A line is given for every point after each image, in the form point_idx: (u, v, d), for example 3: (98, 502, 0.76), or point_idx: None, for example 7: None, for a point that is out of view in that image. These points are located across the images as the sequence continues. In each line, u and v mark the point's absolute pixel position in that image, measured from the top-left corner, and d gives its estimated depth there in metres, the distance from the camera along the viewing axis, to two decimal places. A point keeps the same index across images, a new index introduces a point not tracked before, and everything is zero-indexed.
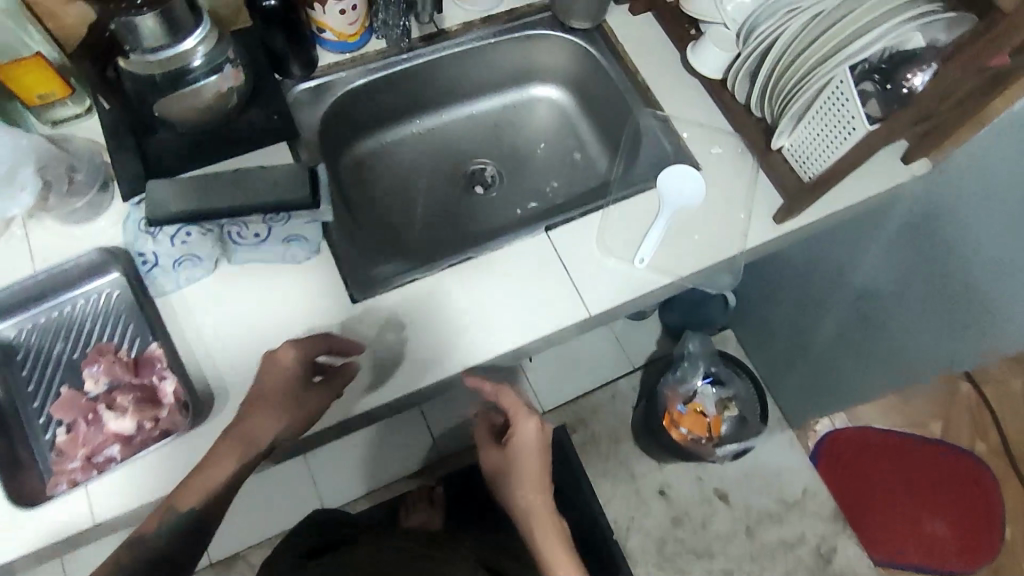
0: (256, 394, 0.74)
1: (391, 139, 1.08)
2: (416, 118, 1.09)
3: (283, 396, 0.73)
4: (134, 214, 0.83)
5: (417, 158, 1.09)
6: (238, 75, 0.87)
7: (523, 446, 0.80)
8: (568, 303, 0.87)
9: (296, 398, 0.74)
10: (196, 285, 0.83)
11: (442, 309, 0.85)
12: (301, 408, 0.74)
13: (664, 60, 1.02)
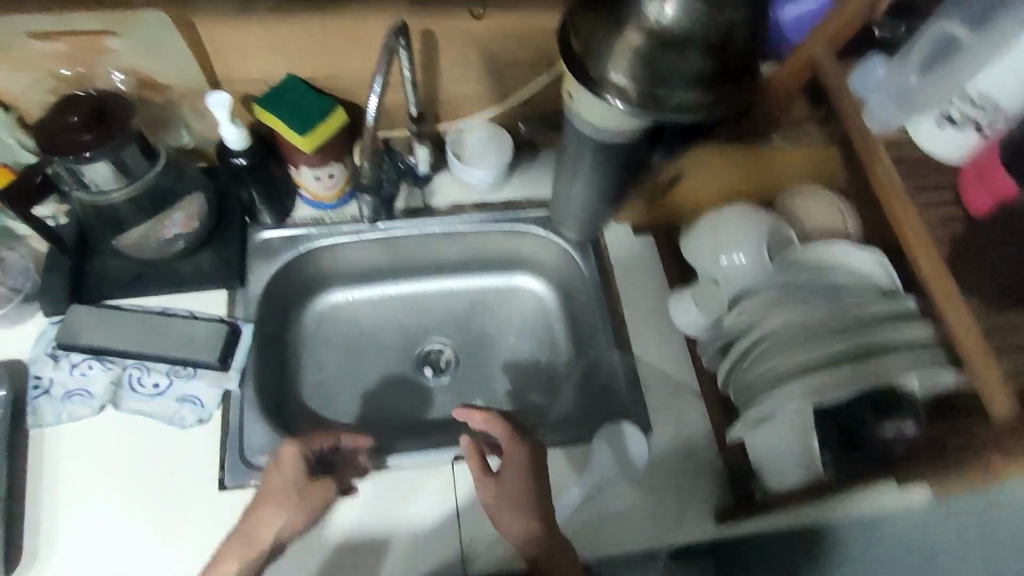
0: (276, 481, 0.73)
1: (354, 297, 1.03)
2: (386, 282, 1.04)
3: (296, 490, 0.72)
4: (47, 335, 0.82)
5: (376, 323, 1.03)
6: (188, 225, 0.86)
7: (520, 469, 0.74)
8: (448, 552, 0.75)
9: (298, 491, 0.73)
10: (74, 424, 0.79)
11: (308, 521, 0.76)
12: (307, 500, 0.72)
13: (650, 293, 0.95)
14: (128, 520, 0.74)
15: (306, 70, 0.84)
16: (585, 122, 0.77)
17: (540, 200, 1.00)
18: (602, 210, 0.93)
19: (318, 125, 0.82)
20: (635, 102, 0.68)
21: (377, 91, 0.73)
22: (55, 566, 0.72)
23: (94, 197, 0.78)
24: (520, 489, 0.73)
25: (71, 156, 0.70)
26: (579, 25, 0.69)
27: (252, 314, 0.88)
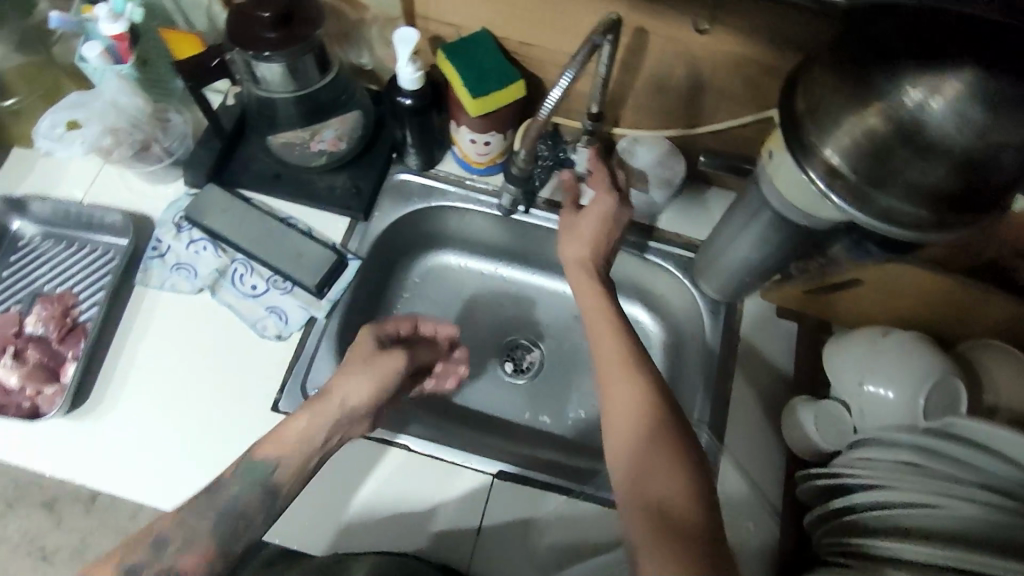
0: (353, 355, 0.68)
1: (464, 263, 0.99)
2: (501, 262, 0.99)
3: (366, 359, 0.67)
4: (178, 204, 0.85)
5: (476, 296, 0.98)
6: (336, 146, 0.85)
7: (590, 211, 0.78)
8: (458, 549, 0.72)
9: (379, 361, 0.67)
10: (172, 295, 0.82)
11: (343, 467, 0.75)
12: (379, 368, 0.66)
13: (767, 385, 0.84)
14: (183, 404, 0.76)
15: (503, 31, 0.78)
16: (776, 190, 0.66)
17: (688, 240, 0.91)
18: (754, 280, 0.82)
19: (493, 91, 0.77)
20: (845, 197, 0.56)
21: (563, 86, 0.66)
22: (110, 418, 0.76)
23: (276, 88, 0.77)
24: (581, 221, 0.78)
25: (254, 52, 0.70)
26: (811, 80, 0.57)
27: (363, 252, 0.86)
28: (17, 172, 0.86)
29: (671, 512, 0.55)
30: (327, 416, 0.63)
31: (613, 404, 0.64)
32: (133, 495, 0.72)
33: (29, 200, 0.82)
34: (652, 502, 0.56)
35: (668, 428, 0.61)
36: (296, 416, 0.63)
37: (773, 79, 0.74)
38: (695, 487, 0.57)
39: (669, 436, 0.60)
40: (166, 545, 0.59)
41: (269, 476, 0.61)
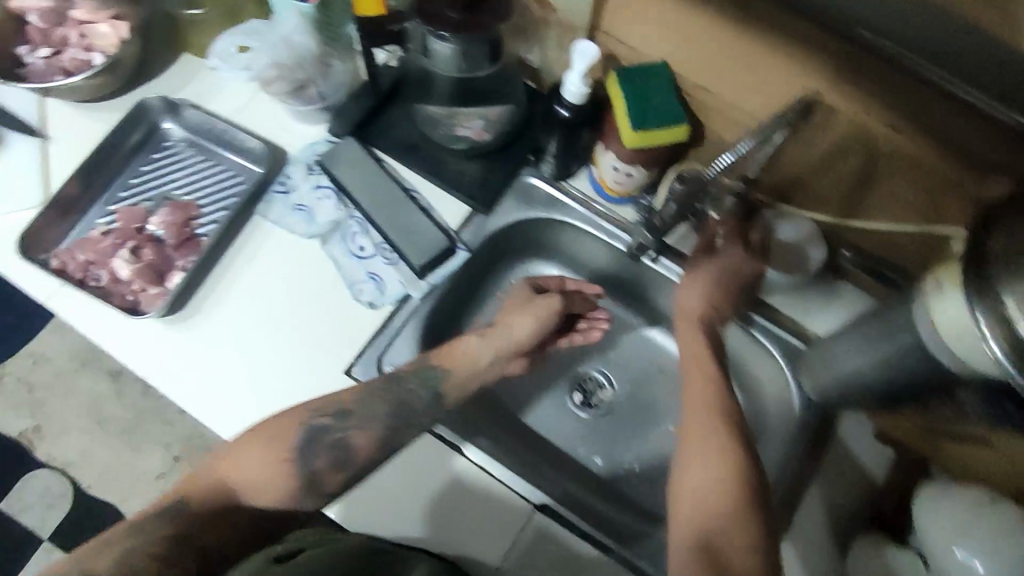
0: (518, 300, 0.80)
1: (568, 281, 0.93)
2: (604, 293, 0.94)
3: (526, 303, 0.78)
4: (316, 147, 0.86)
5: None
6: (480, 136, 0.84)
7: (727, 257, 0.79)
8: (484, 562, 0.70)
9: (537, 305, 0.78)
10: (285, 233, 0.83)
11: (409, 461, 0.74)
12: (538, 307, 0.77)
13: (843, 511, 0.76)
14: (265, 341, 0.78)
15: (683, 68, 0.75)
16: (929, 324, 0.60)
17: (803, 331, 0.84)
18: (865, 403, 0.75)
19: (655, 127, 0.74)
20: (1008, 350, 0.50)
21: None
22: (198, 333, 0.78)
23: (442, 65, 0.73)
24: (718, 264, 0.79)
25: (432, 27, 0.70)
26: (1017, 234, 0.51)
27: (472, 245, 0.85)
28: (182, 74, 0.89)
29: (728, 566, 0.57)
30: (488, 347, 0.73)
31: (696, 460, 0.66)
32: (197, 412, 0.75)
33: (184, 106, 0.86)
34: (703, 543, 0.59)
35: (734, 484, 0.63)
36: (471, 337, 0.73)
37: (958, 201, 0.67)
38: (756, 535, 0.60)
39: (724, 495, 0.62)
40: (349, 417, 0.66)
41: (437, 383, 0.69)
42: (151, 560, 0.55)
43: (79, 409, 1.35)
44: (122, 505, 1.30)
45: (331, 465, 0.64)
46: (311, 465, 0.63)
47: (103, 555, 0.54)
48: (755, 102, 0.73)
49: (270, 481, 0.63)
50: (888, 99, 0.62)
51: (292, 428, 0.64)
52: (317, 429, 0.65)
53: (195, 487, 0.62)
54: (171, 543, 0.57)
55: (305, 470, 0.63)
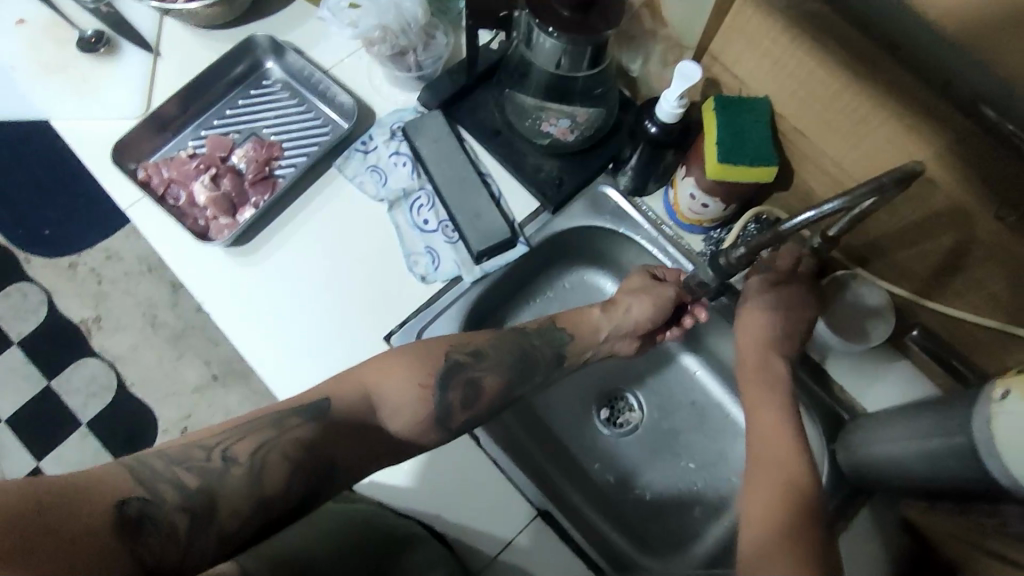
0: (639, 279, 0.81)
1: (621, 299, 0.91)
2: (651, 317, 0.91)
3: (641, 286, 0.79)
4: (403, 114, 0.87)
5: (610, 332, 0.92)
6: (564, 135, 0.83)
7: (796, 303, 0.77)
8: (484, 556, 0.73)
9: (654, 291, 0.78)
10: (357, 191, 0.85)
11: (446, 454, 0.76)
12: (656, 292, 0.78)
13: None
14: (315, 291, 0.81)
15: (786, 108, 0.72)
16: (985, 430, 0.57)
17: (849, 402, 0.81)
18: (896, 492, 0.71)
19: (743, 164, 0.71)
20: None
21: (819, 211, 0.58)
22: (256, 268, 0.81)
23: (546, 60, 0.75)
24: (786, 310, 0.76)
25: (537, 21, 0.69)
26: None
27: (533, 240, 0.85)
28: (293, 17, 0.92)
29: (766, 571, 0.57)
30: (607, 323, 0.77)
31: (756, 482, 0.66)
32: (238, 342, 0.78)
33: (288, 49, 0.88)
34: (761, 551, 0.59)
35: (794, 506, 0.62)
36: (594, 310, 0.78)
37: None
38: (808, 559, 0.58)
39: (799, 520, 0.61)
40: (483, 359, 0.68)
41: (563, 346, 0.74)
42: (287, 461, 0.54)
43: (138, 309, 1.43)
44: (155, 408, 1.37)
45: (462, 401, 0.66)
46: (447, 397, 0.65)
47: (241, 441, 0.53)
48: (852, 160, 0.70)
49: (408, 405, 0.63)
50: (996, 188, 0.59)
51: (439, 356, 0.66)
52: (458, 362, 0.67)
53: (343, 393, 0.60)
54: (305, 448, 0.55)
55: (441, 401, 0.64)
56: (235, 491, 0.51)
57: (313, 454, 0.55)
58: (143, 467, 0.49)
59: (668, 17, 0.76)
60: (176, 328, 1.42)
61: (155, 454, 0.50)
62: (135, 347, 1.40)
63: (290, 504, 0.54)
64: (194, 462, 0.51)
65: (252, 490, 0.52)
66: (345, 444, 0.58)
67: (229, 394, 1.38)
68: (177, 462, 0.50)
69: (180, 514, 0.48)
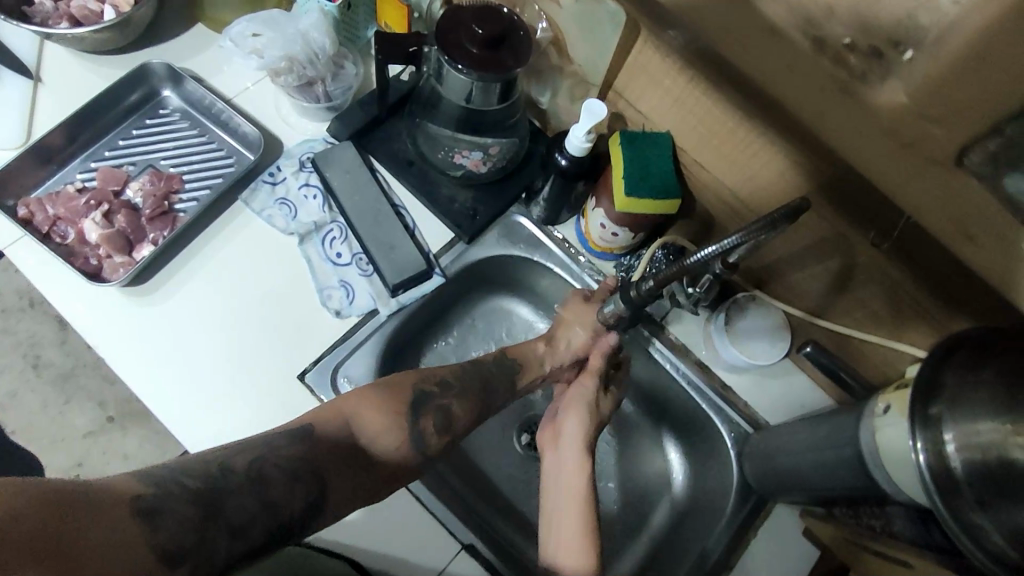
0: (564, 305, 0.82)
1: (489, 309, 0.93)
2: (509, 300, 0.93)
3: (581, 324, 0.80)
4: (312, 145, 0.86)
5: (488, 327, 0.92)
6: (476, 167, 0.83)
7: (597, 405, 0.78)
8: None
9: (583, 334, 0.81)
10: (266, 224, 0.82)
11: None
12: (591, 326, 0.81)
13: None
14: (221, 331, 0.77)
15: (686, 142, 0.76)
16: (872, 441, 0.62)
17: (753, 416, 0.85)
18: (801, 499, 0.76)
19: (649, 197, 0.74)
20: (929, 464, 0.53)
21: (720, 247, 0.61)
22: (154, 308, 0.77)
23: (457, 94, 0.75)
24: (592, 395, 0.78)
25: (447, 57, 0.70)
26: (969, 379, 0.52)
27: (449, 272, 0.85)
28: (190, 44, 0.88)
29: None
30: (522, 355, 0.78)
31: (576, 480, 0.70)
32: (139, 389, 0.74)
33: (186, 78, 0.84)
34: None
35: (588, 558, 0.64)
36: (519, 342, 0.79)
37: (922, 326, 0.69)
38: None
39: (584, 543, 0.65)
40: (448, 386, 0.68)
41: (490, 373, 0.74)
42: (283, 467, 0.52)
43: (20, 349, 1.31)
44: (41, 457, 1.26)
45: (435, 428, 0.65)
46: (418, 423, 0.64)
47: (241, 451, 0.52)
48: (747, 191, 0.74)
49: (388, 435, 0.62)
50: (869, 218, 0.64)
51: (407, 386, 0.66)
52: (424, 391, 0.66)
53: (326, 420, 0.59)
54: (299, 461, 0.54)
55: (412, 428, 0.64)
56: (242, 494, 0.49)
57: (304, 468, 0.54)
58: (154, 472, 0.46)
59: (572, 54, 0.78)
60: (66, 367, 1.31)
61: (160, 468, 0.47)
62: (17, 391, 1.29)
63: (292, 517, 0.52)
64: (199, 469, 0.48)
65: (254, 496, 0.49)
66: (336, 467, 0.56)
67: (128, 436, 1.28)
68: (184, 471, 0.47)
69: (189, 500, 0.46)
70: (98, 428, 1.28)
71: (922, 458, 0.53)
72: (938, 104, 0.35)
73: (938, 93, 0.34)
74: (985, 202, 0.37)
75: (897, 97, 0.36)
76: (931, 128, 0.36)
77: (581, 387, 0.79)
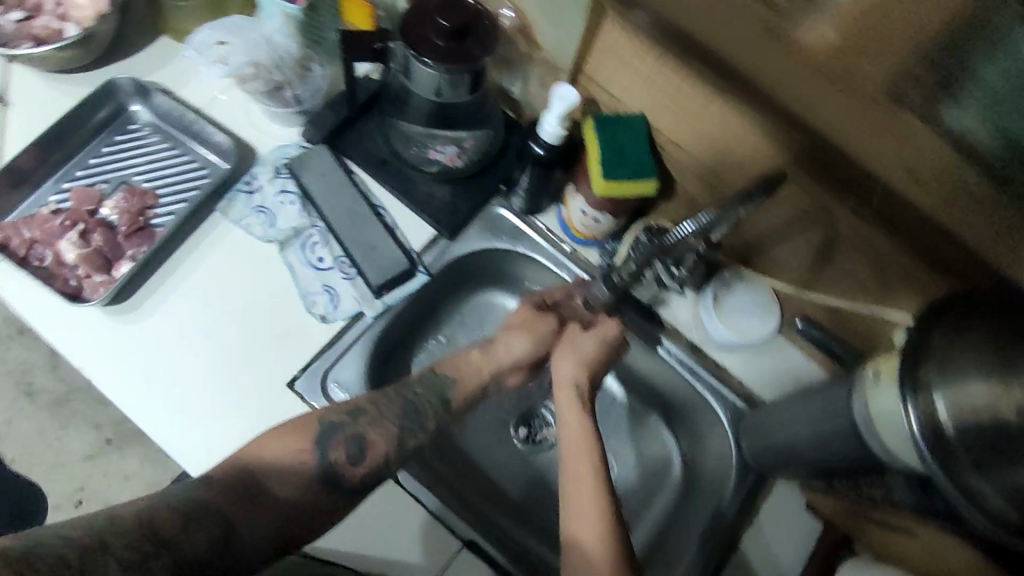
0: (512, 318, 0.80)
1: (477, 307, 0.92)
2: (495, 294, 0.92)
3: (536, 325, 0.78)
4: (287, 150, 0.85)
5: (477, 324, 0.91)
6: (452, 162, 0.83)
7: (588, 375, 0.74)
8: None
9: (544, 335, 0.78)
10: (246, 233, 0.82)
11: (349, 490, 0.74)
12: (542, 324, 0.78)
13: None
14: (207, 344, 0.77)
15: (659, 122, 0.76)
16: (863, 411, 0.61)
17: (747, 394, 0.85)
18: (798, 474, 0.76)
19: (628, 179, 0.73)
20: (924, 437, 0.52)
21: (698, 223, 0.60)
22: (138, 324, 0.76)
23: (429, 88, 0.74)
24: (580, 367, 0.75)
25: (414, 52, 0.69)
26: (950, 337, 0.53)
27: (434, 269, 0.84)
28: (156, 57, 0.87)
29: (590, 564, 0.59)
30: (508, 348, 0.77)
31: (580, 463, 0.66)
32: (127, 409, 0.73)
33: (155, 91, 0.83)
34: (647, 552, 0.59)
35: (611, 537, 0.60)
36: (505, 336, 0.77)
37: (908, 291, 0.68)
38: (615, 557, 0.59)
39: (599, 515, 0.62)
40: (362, 415, 0.64)
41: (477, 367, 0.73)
42: (176, 513, 0.52)
43: (13, 377, 1.31)
44: (42, 484, 1.25)
45: (348, 459, 0.61)
46: (327, 459, 0.61)
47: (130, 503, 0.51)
48: (726, 168, 0.73)
49: (293, 477, 0.59)
50: (848, 187, 0.62)
51: (311, 422, 0.62)
52: (333, 423, 0.62)
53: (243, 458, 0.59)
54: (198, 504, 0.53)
55: (327, 460, 0.61)
56: (145, 542, 0.49)
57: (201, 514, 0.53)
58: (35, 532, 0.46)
59: (540, 41, 0.78)
60: (60, 392, 1.31)
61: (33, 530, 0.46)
62: (13, 419, 1.28)
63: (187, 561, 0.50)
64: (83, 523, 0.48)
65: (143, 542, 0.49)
66: (245, 508, 0.55)
67: (127, 457, 1.28)
68: (67, 527, 0.47)
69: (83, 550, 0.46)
70: (96, 451, 1.28)
71: (917, 427, 0.52)
72: (868, 25, 0.41)
73: (867, 25, 0.41)
74: (928, 138, 0.42)
75: (823, 33, 0.43)
76: (862, 61, 0.42)
77: (572, 358, 0.75)
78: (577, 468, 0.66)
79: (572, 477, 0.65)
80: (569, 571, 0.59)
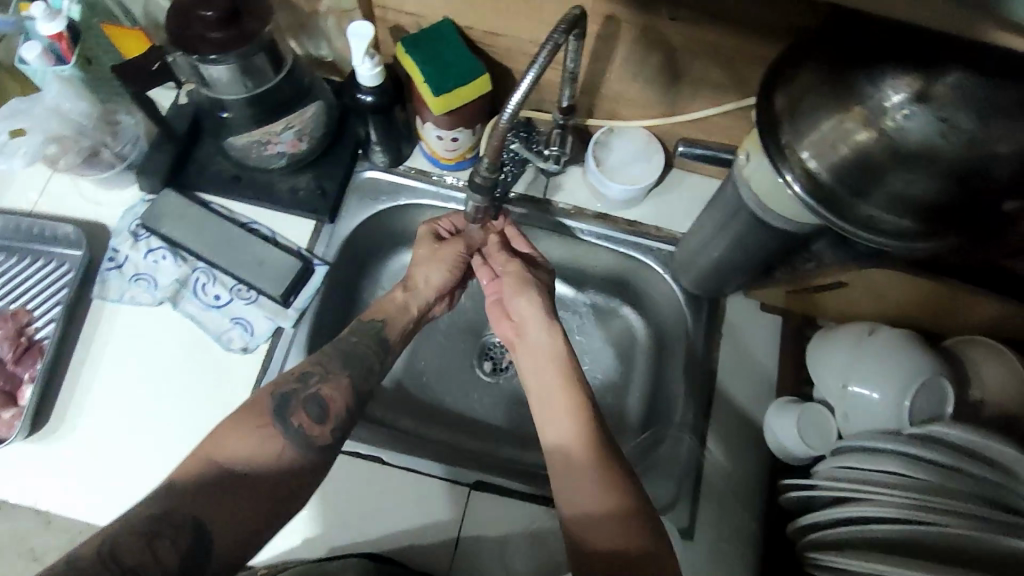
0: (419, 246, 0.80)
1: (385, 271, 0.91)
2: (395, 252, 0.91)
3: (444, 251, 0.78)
4: (135, 211, 0.82)
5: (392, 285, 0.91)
6: (296, 146, 0.80)
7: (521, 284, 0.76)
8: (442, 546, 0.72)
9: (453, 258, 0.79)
10: (134, 305, 0.79)
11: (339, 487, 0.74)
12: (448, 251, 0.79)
13: (749, 390, 0.79)
14: (144, 424, 0.74)
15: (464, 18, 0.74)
16: (754, 195, 0.63)
17: (669, 234, 0.86)
18: (741, 282, 0.78)
19: (458, 86, 0.72)
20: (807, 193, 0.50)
21: (535, 68, 0.59)
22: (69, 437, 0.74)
23: (231, 82, 0.71)
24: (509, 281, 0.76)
25: (198, 56, 0.66)
26: (789, 77, 0.51)
27: (328, 256, 0.82)
28: None
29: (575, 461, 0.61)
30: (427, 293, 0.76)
31: (540, 368, 0.70)
32: (97, 517, 0.71)
33: None
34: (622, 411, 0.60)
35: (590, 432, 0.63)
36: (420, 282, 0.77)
37: (755, 68, 0.68)
38: (598, 438, 0.62)
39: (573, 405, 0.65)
40: (312, 375, 0.66)
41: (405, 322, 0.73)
42: (142, 534, 0.52)
43: None
44: None
45: (314, 420, 0.63)
46: (295, 422, 0.62)
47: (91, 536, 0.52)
48: (545, 33, 0.72)
49: (264, 465, 0.58)
50: None
51: (266, 399, 0.63)
52: (287, 391, 0.64)
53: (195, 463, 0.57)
54: (158, 516, 0.53)
55: (293, 430, 0.61)
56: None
57: (168, 515, 0.53)
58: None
59: None
60: None
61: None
62: None
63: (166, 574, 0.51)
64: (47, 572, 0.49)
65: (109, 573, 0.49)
66: (217, 500, 0.55)
67: None
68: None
69: None
70: None
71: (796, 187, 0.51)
72: None
73: None
74: None
75: None
76: None
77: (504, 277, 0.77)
78: (545, 377, 0.68)
79: (540, 386, 0.69)
80: (554, 469, 0.62)
